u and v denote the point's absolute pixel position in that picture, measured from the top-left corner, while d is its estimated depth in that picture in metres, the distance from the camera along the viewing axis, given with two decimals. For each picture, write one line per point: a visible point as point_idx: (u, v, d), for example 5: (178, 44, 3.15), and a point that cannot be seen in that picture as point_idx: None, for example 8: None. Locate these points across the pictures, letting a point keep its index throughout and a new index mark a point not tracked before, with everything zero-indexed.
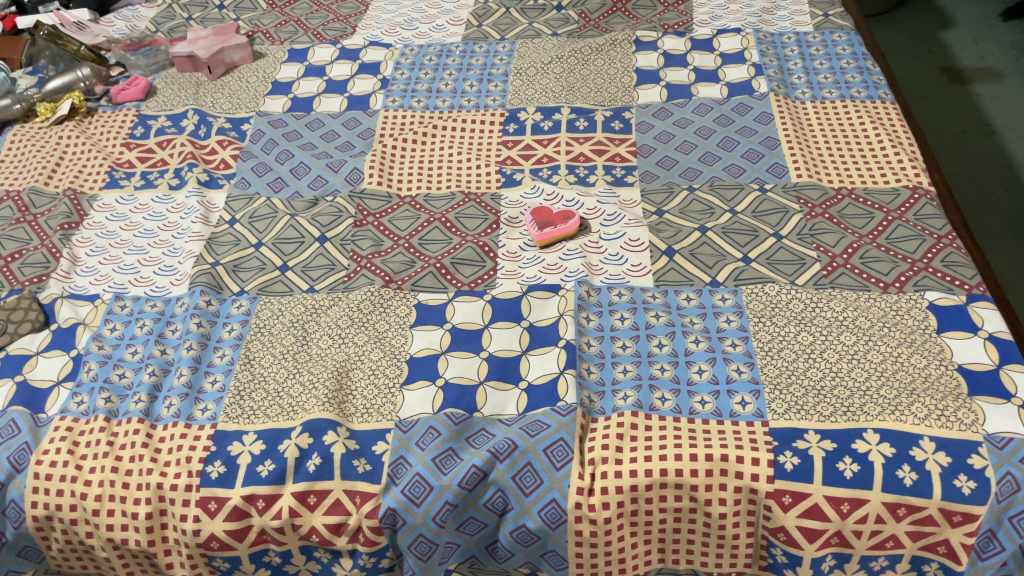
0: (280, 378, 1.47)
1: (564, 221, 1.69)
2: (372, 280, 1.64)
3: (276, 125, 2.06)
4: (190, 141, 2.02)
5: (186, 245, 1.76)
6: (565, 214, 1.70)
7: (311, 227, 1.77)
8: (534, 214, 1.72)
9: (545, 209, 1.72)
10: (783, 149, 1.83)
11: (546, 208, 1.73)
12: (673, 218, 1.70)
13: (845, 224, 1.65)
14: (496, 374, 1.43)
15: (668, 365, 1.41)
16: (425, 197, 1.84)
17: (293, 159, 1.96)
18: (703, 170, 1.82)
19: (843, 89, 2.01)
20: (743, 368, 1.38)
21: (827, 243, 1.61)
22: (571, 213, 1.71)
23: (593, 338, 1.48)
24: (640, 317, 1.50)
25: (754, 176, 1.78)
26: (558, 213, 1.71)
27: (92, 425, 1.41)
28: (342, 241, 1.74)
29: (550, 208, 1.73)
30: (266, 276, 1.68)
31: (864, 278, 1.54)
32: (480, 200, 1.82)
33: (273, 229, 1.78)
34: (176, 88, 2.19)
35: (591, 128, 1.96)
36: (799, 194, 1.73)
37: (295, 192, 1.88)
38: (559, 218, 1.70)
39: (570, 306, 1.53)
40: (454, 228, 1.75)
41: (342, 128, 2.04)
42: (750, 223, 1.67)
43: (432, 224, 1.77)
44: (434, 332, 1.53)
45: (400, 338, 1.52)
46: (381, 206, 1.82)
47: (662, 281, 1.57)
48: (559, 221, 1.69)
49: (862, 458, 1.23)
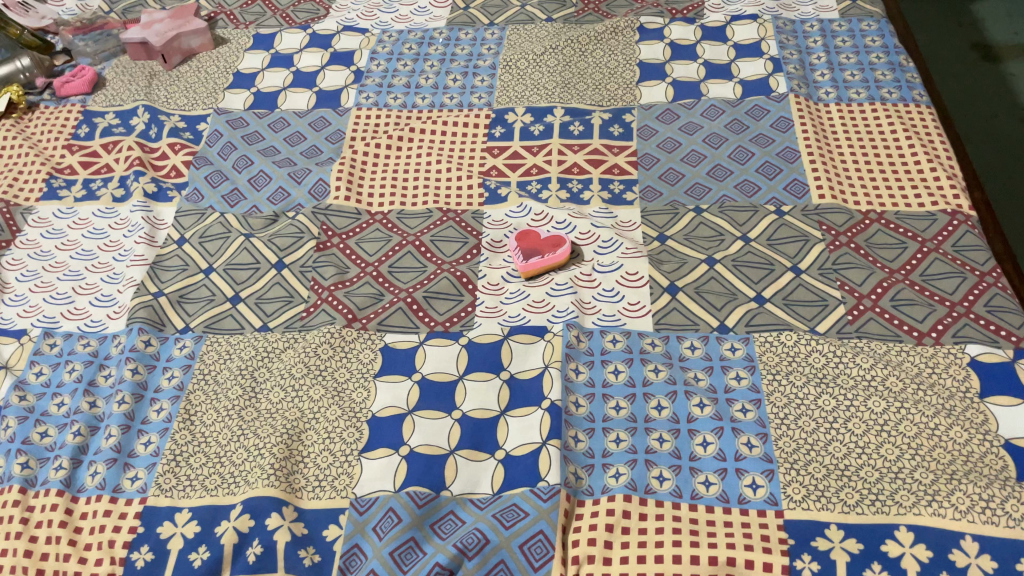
0: (221, 440, 1.29)
1: (554, 247, 1.49)
2: (333, 317, 1.44)
3: (235, 125, 1.85)
4: (138, 143, 1.81)
5: (127, 270, 1.57)
6: (556, 239, 1.50)
7: (267, 250, 1.57)
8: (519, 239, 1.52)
9: (532, 233, 1.52)
10: (804, 164, 1.62)
11: (534, 231, 1.53)
12: (676, 247, 1.50)
13: (873, 257, 1.45)
14: (469, 441, 1.24)
15: (667, 433, 1.22)
16: (398, 213, 1.64)
17: (253, 166, 1.75)
18: (711, 187, 1.61)
19: (872, 89, 1.78)
20: (755, 442, 1.19)
21: (852, 281, 1.41)
22: (562, 237, 1.51)
23: (581, 396, 1.28)
24: (637, 371, 1.30)
25: (770, 196, 1.57)
26: (547, 237, 1.51)
27: (6, 498, 1.24)
28: (302, 268, 1.54)
29: (538, 232, 1.53)
30: (215, 310, 1.49)
31: (895, 325, 1.34)
32: (458, 219, 1.61)
33: (225, 252, 1.58)
34: (127, 79, 1.98)
35: (587, 133, 1.74)
36: (821, 218, 1.52)
37: (253, 207, 1.68)
38: (548, 244, 1.50)
39: (556, 356, 1.34)
40: (430, 254, 1.55)
41: (309, 130, 1.82)
42: (765, 254, 1.47)
43: (404, 248, 1.56)
44: (401, 384, 1.34)
45: (361, 390, 1.33)
46: (348, 224, 1.62)
47: (663, 325, 1.38)
48: (548, 247, 1.49)
49: (893, 564, 1.05)
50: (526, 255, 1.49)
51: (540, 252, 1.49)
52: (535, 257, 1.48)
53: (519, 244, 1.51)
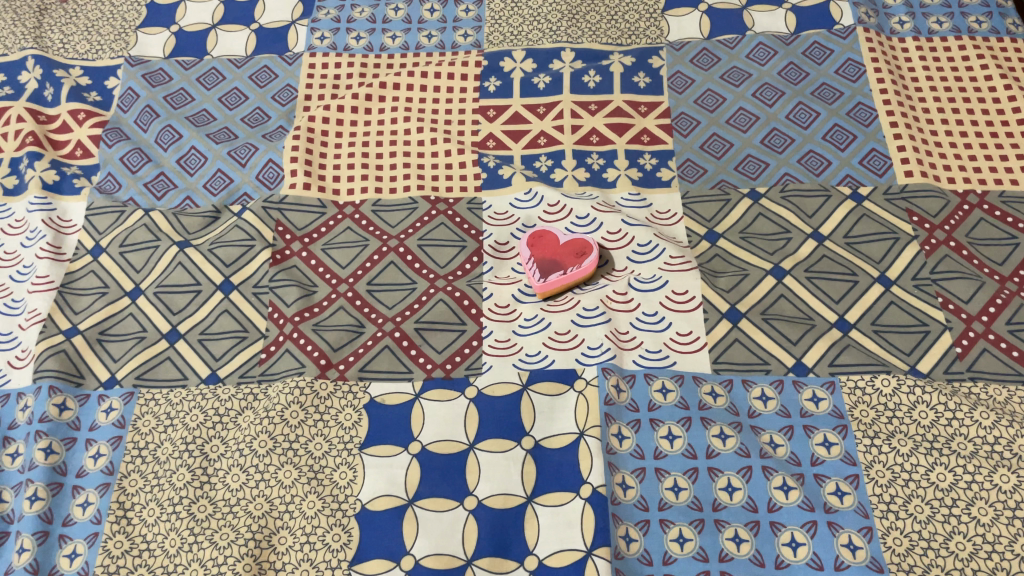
0: (169, 549, 1.00)
1: (578, 257, 1.17)
2: (300, 362, 1.13)
3: (154, 81, 1.45)
4: (30, 110, 1.41)
5: (29, 296, 1.21)
6: (579, 243, 1.18)
7: (209, 265, 1.23)
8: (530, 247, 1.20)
9: (547, 236, 1.20)
10: (882, 126, 1.29)
11: (550, 232, 1.20)
12: (730, 250, 1.19)
13: (978, 260, 1.15)
14: (491, 544, 0.97)
15: (744, 528, 0.96)
16: (374, 205, 1.29)
17: (181, 141, 1.37)
18: (767, 162, 1.27)
19: (956, 17, 1.43)
20: (858, 541, 0.93)
21: (956, 296, 1.12)
22: (587, 241, 1.18)
23: (629, 474, 1.01)
24: (697, 436, 1.02)
25: (843, 173, 1.25)
26: (567, 242, 1.19)
27: None
28: (256, 289, 1.21)
29: (554, 232, 1.20)
30: (148, 353, 1.16)
31: (1015, 360, 1.06)
32: (451, 213, 1.28)
33: (154, 268, 1.24)
34: (9, 17, 1.54)
35: (605, 87, 1.39)
36: (909, 205, 1.21)
37: (186, 199, 1.32)
38: (571, 253, 1.18)
39: (593, 416, 1.05)
40: (418, 265, 1.22)
41: (250, 87, 1.44)
42: (844, 259, 1.16)
43: (385, 257, 1.23)
44: (395, 458, 1.04)
45: (343, 470, 1.04)
46: (311, 223, 1.27)
47: (723, 365, 1.09)
48: (570, 257, 1.17)
49: None
50: (543, 270, 1.17)
51: (559, 264, 1.17)
52: (555, 273, 1.16)
53: (532, 254, 1.19)
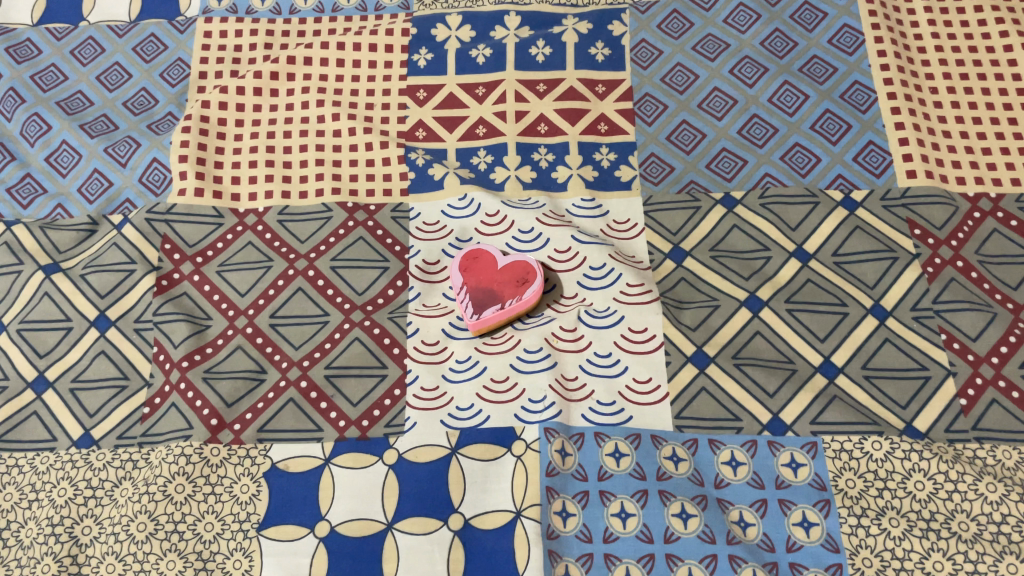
0: None
1: (519, 286, 0.98)
2: (189, 421, 0.95)
3: (19, 56, 1.22)
4: None
5: None
6: (521, 268, 0.99)
7: (81, 296, 1.04)
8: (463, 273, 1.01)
9: (483, 258, 1.01)
10: (882, 113, 1.09)
11: (487, 254, 1.01)
12: (699, 272, 1.00)
13: (988, 284, 0.98)
14: None
15: None
16: (279, 213, 1.09)
17: (50, 134, 1.15)
18: (744, 158, 1.08)
19: None
20: None
21: (962, 333, 0.95)
22: (530, 266, 0.99)
23: (573, 562, 0.85)
24: (654, 515, 0.86)
25: (834, 172, 1.06)
26: (506, 267, 1.00)
27: None
28: (137, 325, 1.02)
29: (493, 253, 1.01)
30: (9, 408, 0.98)
31: None
32: (371, 224, 1.07)
33: (16, 299, 1.04)
34: None
35: (556, 61, 1.17)
36: (910, 213, 1.02)
37: (56, 207, 1.11)
38: (511, 281, 0.99)
39: (532, 489, 0.89)
40: (331, 291, 1.03)
41: (134, 63, 1.21)
42: (832, 284, 0.99)
43: (291, 282, 1.04)
44: (299, 543, 0.88)
45: (236, 558, 0.88)
46: (205, 239, 1.07)
47: (687, 422, 0.92)
48: (510, 286, 0.98)
49: None
50: (478, 302, 0.99)
51: (497, 295, 0.98)
52: (492, 306, 0.98)
53: (466, 283, 1.00)
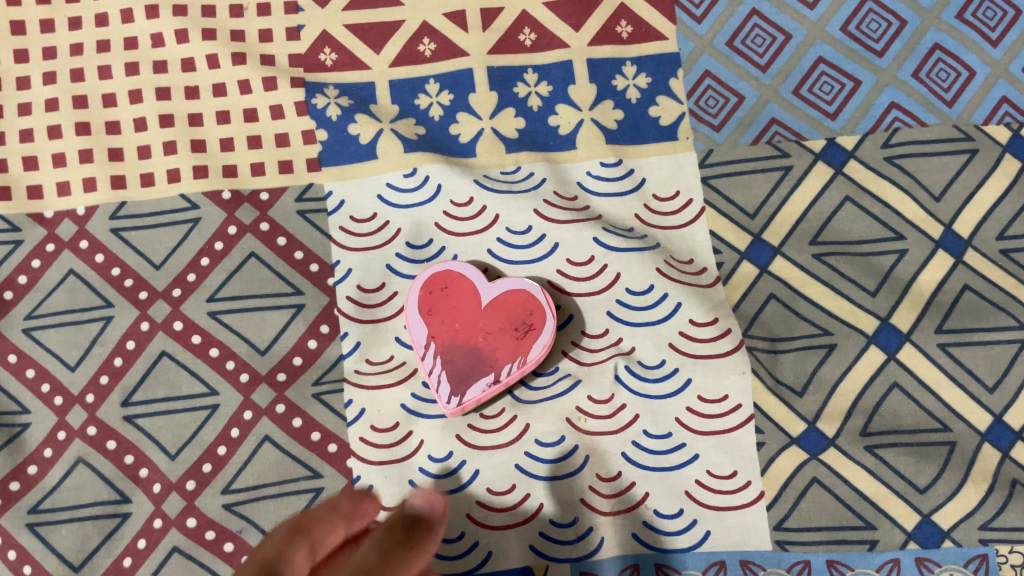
0: None
1: (519, 337, 0.61)
2: None
3: None
4: None
5: None
6: (519, 305, 0.61)
7: None
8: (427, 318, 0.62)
9: (457, 291, 0.62)
10: None
11: (463, 283, 0.62)
12: (797, 284, 0.64)
13: None
14: None
15: None
16: (112, 218, 0.67)
17: None
18: (853, 77, 0.68)
19: None
20: None
21: None
22: (533, 299, 0.61)
23: None
24: None
25: (997, 93, 0.67)
26: (494, 304, 0.61)
27: None
28: None
29: (472, 282, 0.62)
30: None
31: None
32: (264, 227, 0.66)
33: None
34: None
35: None
36: None
37: None
38: (504, 329, 0.61)
39: None
40: (215, 352, 0.64)
41: None
42: (1002, 291, 0.63)
43: (148, 341, 0.64)
44: None
45: None
46: None
47: (792, 536, 0.60)
48: (504, 338, 0.60)
49: None
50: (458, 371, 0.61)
51: (487, 356, 0.61)
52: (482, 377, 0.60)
53: (433, 336, 0.62)
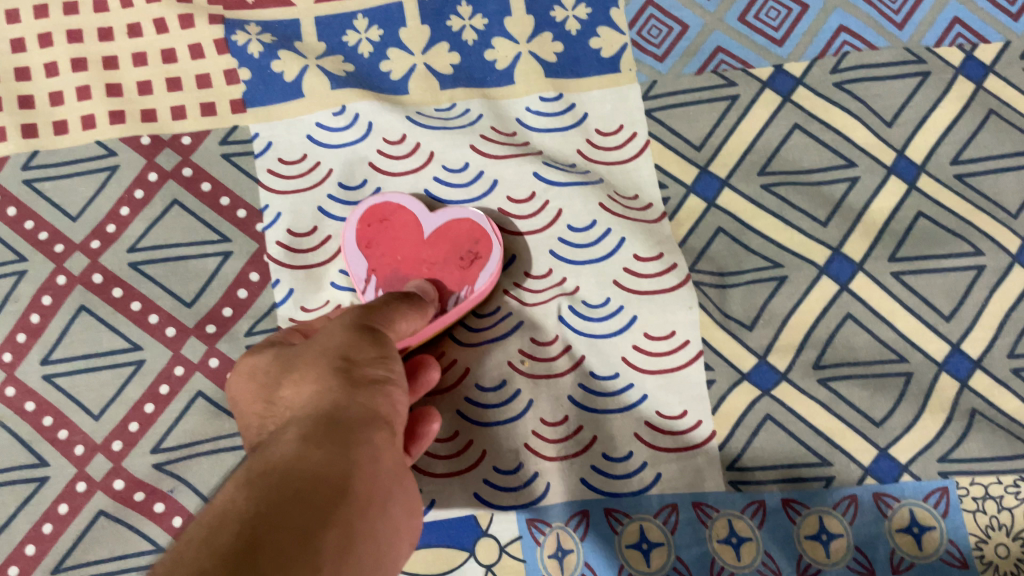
0: None
1: (465, 266, 0.59)
2: None
3: None
4: None
5: None
6: (463, 234, 0.59)
7: None
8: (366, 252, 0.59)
9: (396, 223, 0.59)
10: None
11: (402, 215, 0.60)
12: (746, 216, 0.62)
13: None
14: None
15: None
16: (24, 168, 0.63)
17: None
18: (799, 3, 0.66)
19: None
20: None
21: None
22: (477, 227, 0.59)
23: None
24: None
25: (949, 15, 0.65)
26: (436, 235, 0.59)
27: None
28: None
29: (412, 212, 0.60)
30: None
31: None
32: (187, 172, 0.63)
33: None
34: None
35: None
36: None
37: None
38: (449, 260, 0.59)
39: None
40: (137, 305, 0.61)
41: None
42: (958, 216, 0.61)
43: (66, 296, 0.61)
44: None
45: None
46: None
47: (746, 475, 0.57)
48: (449, 269, 0.59)
49: None
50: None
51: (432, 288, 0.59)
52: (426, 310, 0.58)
53: (374, 270, 0.59)
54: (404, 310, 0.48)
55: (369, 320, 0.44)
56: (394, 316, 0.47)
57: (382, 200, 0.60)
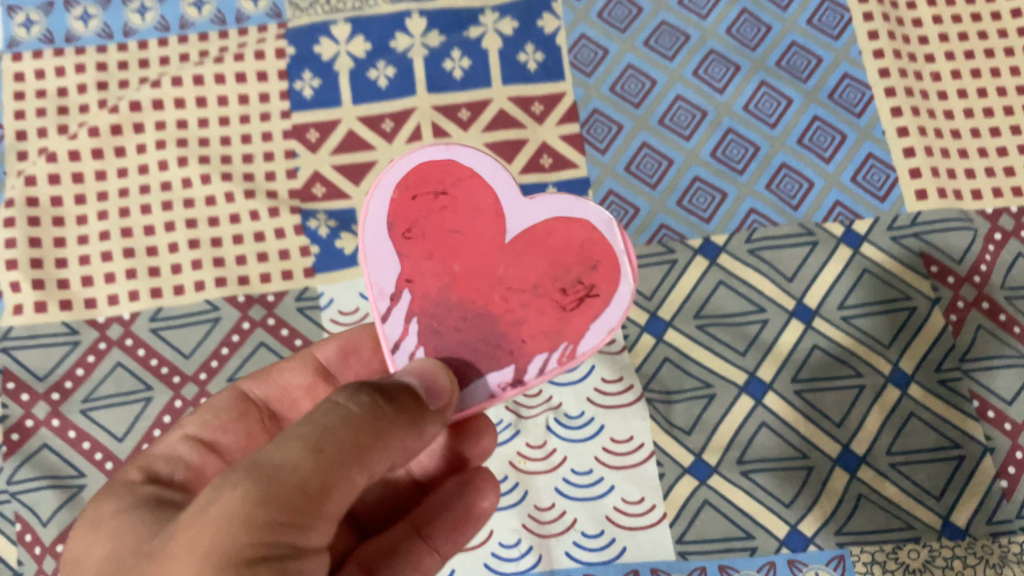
0: None
1: (569, 304, 0.55)
2: None
3: None
4: None
5: None
6: (563, 245, 0.55)
7: None
8: (408, 240, 0.57)
9: (480, 214, 0.56)
10: (880, 116, 0.90)
11: (470, 186, 0.56)
12: (686, 349, 0.82)
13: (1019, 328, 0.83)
14: None
15: None
16: (151, 320, 0.85)
17: None
18: (722, 190, 0.89)
19: None
20: None
21: (996, 396, 0.80)
22: (601, 240, 0.55)
23: None
24: None
25: (832, 199, 0.88)
26: (529, 240, 0.55)
27: None
28: None
29: (488, 187, 0.56)
30: None
31: None
32: (272, 321, 0.85)
33: None
34: None
35: (478, 76, 0.94)
36: (923, 246, 0.86)
37: None
38: (548, 291, 0.55)
39: None
40: None
41: None
42: (843, 347, 0.82)
43: (181, 416, 0.82)
44: None
45: None
46: (57, 368, 0.84)
47: (691, 547, 0.76)
48: (548, 302, 0.55)
49: None
50: (468, 332, 0.56)
51: (518, 324, 0.55)
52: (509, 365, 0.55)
53: (458, 270, 0.56)
54: (303, 499, 0.44)
55: (244, 540, 0.42)
56: (279, 488, 0.43)
57: (447, 163, 0.57)
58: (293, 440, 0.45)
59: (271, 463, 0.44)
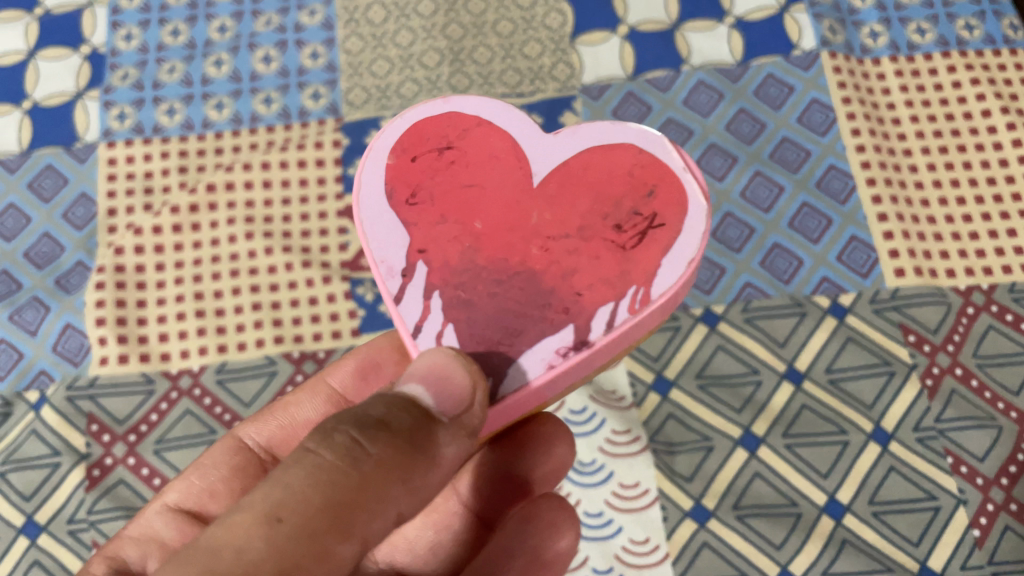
0: None
1: (627, 232, 0.61)
2: None
3: None
4: None
5: None
6: (607, 179, 0.62)
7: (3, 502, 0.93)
8: (411, 204, 0.64)
9: (487, 160, 0.64)
10: (863, 203, 1.02)
11: (473, 135, 0.65)
12: (688, 406, 0.93)
13: (990, 393, 0.92)
14: None
15: None
16: (217, 372, 0.98)
17: None
18: (721, 266, 1.00)
19: (942, 23, 1.13)
20: None
21: (969, 454, 0.89)
22: (642, 164, 0.63)
23: None
24: None
25: (820, 276, 0.99)
26: (551, 179, 0.63)
27: None
28: (71, 526, 0.91)
29: (491, 133, 0.65)
30: None
31: None
32: None
33: None
34: None
35: None
36: (902, 317, 0.96)
37: None
38: (605, 230, 0.61)
39: None
40: None
41: (29, 202, 1.07)
42: (829, 407, 0.92)
43: None
44: None
45: None
46: (134, 412, 0.96)
47: None
48: (609, 245, 0.61)
49: None
50: (508, 289, 0.61)
51: (578, 273, 0.60)
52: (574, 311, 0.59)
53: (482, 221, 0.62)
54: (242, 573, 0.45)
55: None
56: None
57: (449, 115, 0.66)
58: (240, 522, 0.47)
59: (221, 546, 0.46)
